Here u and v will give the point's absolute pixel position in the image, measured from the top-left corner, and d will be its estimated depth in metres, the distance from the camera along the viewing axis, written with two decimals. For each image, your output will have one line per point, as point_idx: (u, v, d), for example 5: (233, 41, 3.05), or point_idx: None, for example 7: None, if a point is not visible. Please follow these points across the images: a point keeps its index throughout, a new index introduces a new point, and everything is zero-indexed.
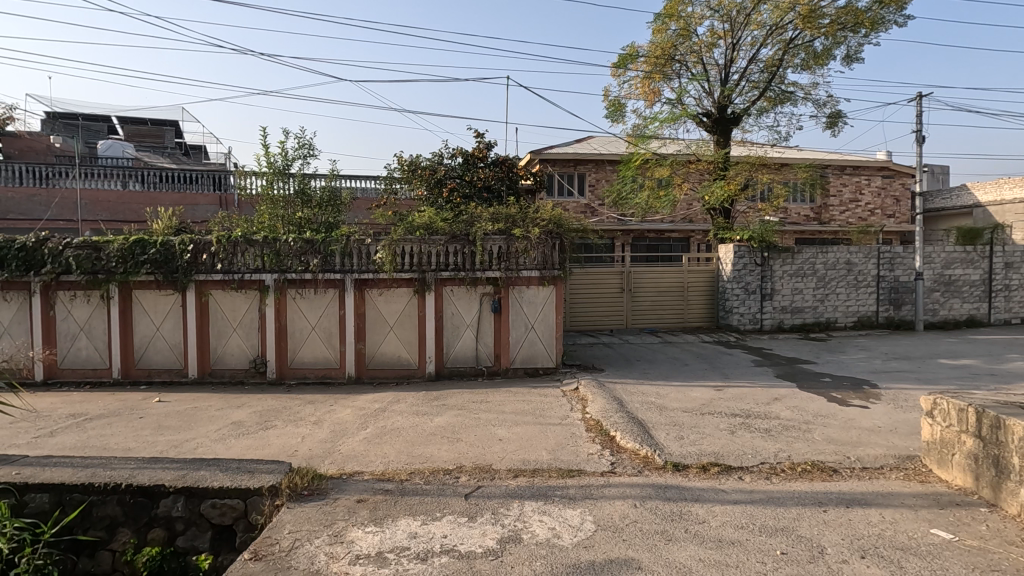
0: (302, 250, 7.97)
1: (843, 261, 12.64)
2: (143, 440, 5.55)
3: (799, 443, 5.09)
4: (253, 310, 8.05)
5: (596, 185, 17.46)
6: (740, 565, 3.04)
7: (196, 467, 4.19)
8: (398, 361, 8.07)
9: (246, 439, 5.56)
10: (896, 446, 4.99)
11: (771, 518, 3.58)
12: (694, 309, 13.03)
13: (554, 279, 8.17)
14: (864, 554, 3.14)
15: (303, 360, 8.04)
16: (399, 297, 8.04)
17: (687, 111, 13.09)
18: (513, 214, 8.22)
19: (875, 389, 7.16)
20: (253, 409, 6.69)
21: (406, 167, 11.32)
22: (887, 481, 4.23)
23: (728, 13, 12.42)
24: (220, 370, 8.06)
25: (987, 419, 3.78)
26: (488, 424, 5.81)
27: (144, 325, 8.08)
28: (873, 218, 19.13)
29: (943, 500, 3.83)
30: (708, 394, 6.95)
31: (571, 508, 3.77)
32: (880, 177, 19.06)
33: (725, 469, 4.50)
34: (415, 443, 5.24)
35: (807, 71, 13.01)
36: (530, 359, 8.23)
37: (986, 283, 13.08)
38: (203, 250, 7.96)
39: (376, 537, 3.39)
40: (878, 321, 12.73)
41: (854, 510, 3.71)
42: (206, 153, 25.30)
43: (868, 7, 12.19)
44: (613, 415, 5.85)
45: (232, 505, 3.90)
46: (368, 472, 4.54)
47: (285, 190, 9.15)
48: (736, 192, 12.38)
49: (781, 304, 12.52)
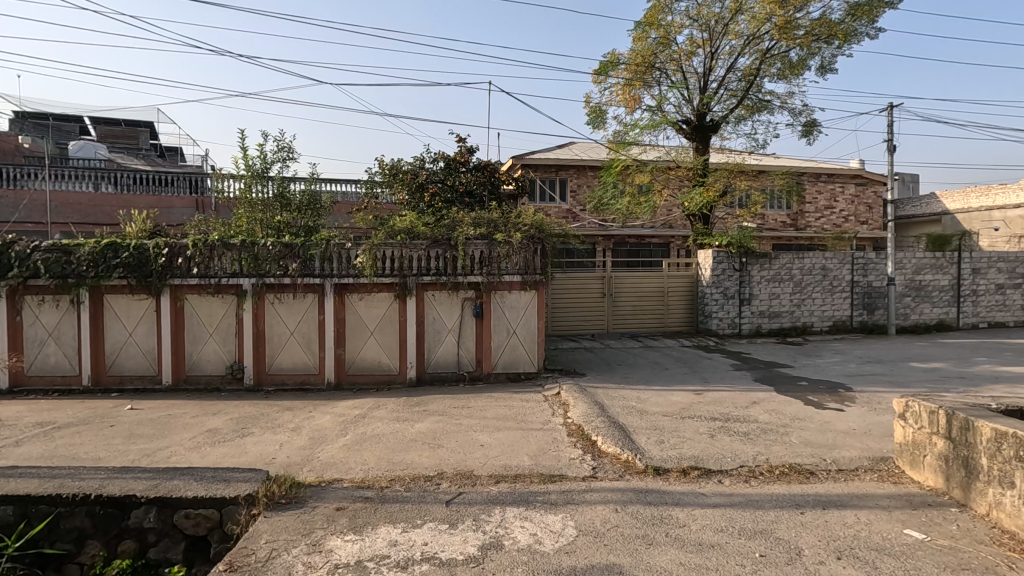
0: (281, 254, 7.86)
1: (819, 267, 12.89)
2: (113, 448, 5.39)
3: (777, 446, 5.17)
4: (230, 315, 7.90)
5: (578, 191, 17.65)
6: (720, 568, 3.07)
7: (169, 476, 4.08)
8: (379, 367, 7.99)
9: (223, 447, 5.44)
10: (871, 448, 5.08)
11: (750, 521, 3.62)
12: (674, 314, 13.13)
13: (537, 284, 8.21)
14: (840, 555, 3.19)
15: (281, 366, 7.92)
16: (380, 302, 7.96)
17: (667, 118, 13.27)
18: (495, 219, 8.22)
19: (850, 392, 7.32)
20: (229, 416, 6.56)
21: (388, 172, 11.25)
22: (862, 483, 4.31)
23: (707, 22, 12.64)
24: (195, 377, 7.90)
25: (957, 421, 3.87)
26: (469, 430, 5.77)
27: (115, 330, 7.88)
28: (846, 224, 19.61)
29: (916, 500, 3.92)
30: (689, 398, 7.02)
31: (553, 513, 3.77)
32: (853, 185, 19.54)
33: (705, 472, 4.54)
34: (396, 450, 5.19)
35: (783, 81, 13.29)
36: (511, 363, 8.22)
37: (954, 288, 13.47)
38: (179, 253, 7.80)
39: (356, 545, 3.34)
40: (852, 325, 13.02)
41: (831, 511, 3.78)
42: (183, 154, 25.04)
43: (841, 19, 12.50)
44: (595, 420, 5.87)
45: (207, 516, 3.81)
46: (347, 479, 4.47)
47: (264, 193, 9.02)
48: (715, 198, 12.51)
49: (760, 309, 12.73)
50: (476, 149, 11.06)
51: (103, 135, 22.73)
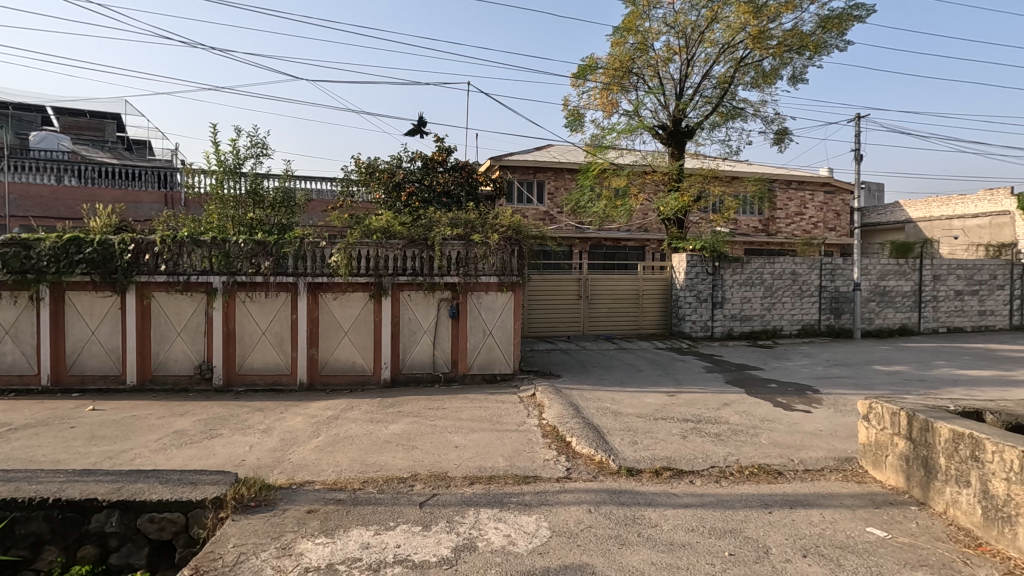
0: (253, 252, 7.71)
1: (789, 271, 13.20)
2: (74, 451, 5.21)
3: (747, 447, 5.27)
4: (199, 314, 7.71)
5: (555, 193, 17.74)
6: (691, 567, 3.11)
7: (133, 478, 3.97)
8: (353, 367, 7.89)
9: (190, 449, 5.30)
10: (836, 449, 5.22)
11: (720, 521, 3.69)
12: (649, 317, 13.27)
13: (513, 285, 8.21)
14: (806, 553, 3.27)
15: (252, 366, 7.76)
16: (355, 301, 7.87)
17: (644, 123, 13.42)
18: (472, 219, 8.19)
19: (817, 394, 7.52)
20: (197, 417, 6.39)
21: (364, 170, 11.13)
22: (828, 483, 4.43)
23: (683, 30, 12.85)
24: (161, 377, 7.68)
25: (917, 422, 4.00)
26: (444, 431, 5.75)
27: (77, 329, 7.61)
28: (815, 230, 20.11)
29: (878, 499, 4.05)
30: (662, 400, 7.12)
31: (526, 514, 3.78)
32: (823, 192, 20.08)
33: (677, 473, 4.61)
34: (369, 452, 5.13)
35: (757, 89, 13.57)
36: (487, 365, 8.21)
37: (916, 293, 13.95)
38: (145, 250, 7.58)
39: (327, 548, 3.29)
40: (820, 329, 13.37)
41: (797, 510, 3.87)
42: (151, 147, 24.40)
43: (812, 31, 12.84)
44: (570, 421, 5.90)
45: (171, 520, 3.71)
46: (319, 482, 4.41)
47: (236, 189, 8.83)
48: (690, 203, 12.69)
49: (731, 312, 12.96)
50: (455, 149, 11.03)
51: (66, 126, 21.98)
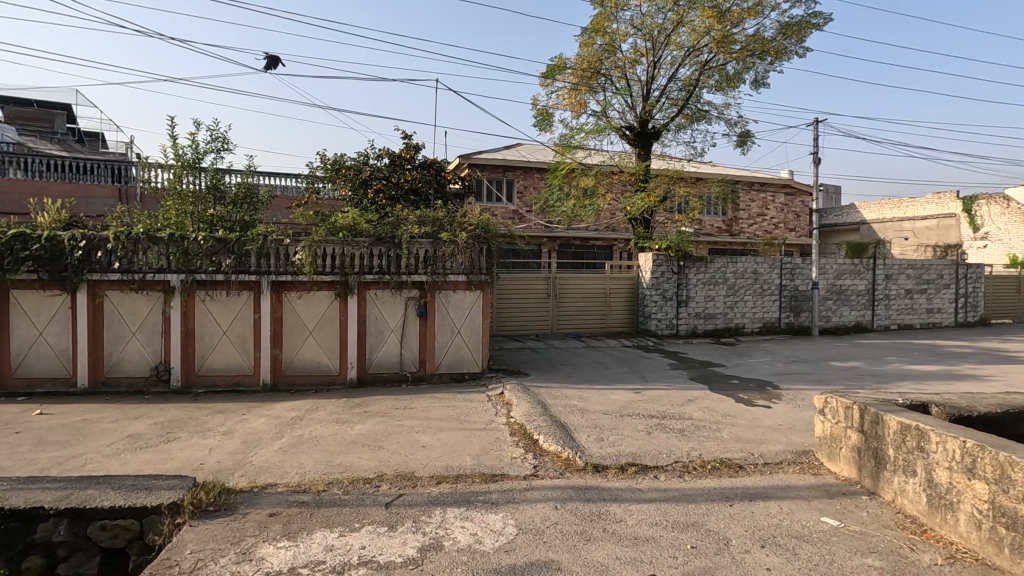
0: (213, 250, 7.49)
1: (751, 271, 13.57)
2: (19, 457, 4.96)
3: (709, 442, 5.40)
4: (156, 313, 7.44)
5: (524, 192, 17.78)
6: (654, 561, 3.17)
7: (83, 485, 3.80)
8: (318, 367, 7.74)
9: (146, 453, 5.12)
10: (794, 442, 5.40)
11: (683, 515, 3.76)
12: (616, 315, 13.45)
13: (481, 284, 8.21)
14: (764, 544, 3.37)
15: (212, 367, 7.54)
16: (320, 300, 7.73)
17: (611, 123, 13.57)
18: (440, 218, 8.14)
19: (776, 390, 7.75)
20: (153, 420, 6.17)
21: (330, 166, 10.92)
22: (786, 475, 4.58)
23: (650, 32, 13.05)
24: (115, 379, 7.38)
25: (868, 415, 4.17)
26: (411, 430, 5.71)
27: (24, 329, 7.26)
28: (776, 231, 20.72)
29: (832, 490, 4.20)
30: (628, 397, 7.22)
31: (493, 513, 3.78)
32: (783, 194, 20.70)
33: (642, 468, 4.69)
34: (335, 452, 5.05)
35: (720, 92, 13.88)
36: (455, 364, 8.18)
37: (870, 292, 14.52)
38: (97, 247, 7.28)
39: (290, 551, 3.23)
40: (780, 326, 13.79)
41: (756, 503, 3.98)
42: (104, 140, 23.41)
43: (773, 37, 13.20)
44: (537, 419, 5.93)
45: (125, 527, 3.59)
46: (282, 484, 4.31)
47: (195, 184, 8.56)
48: (655, 203, 12.90)
49: (696, 310, 13.24)
50: (423, 146, 10.93)
51: (11, 117, 20.88)
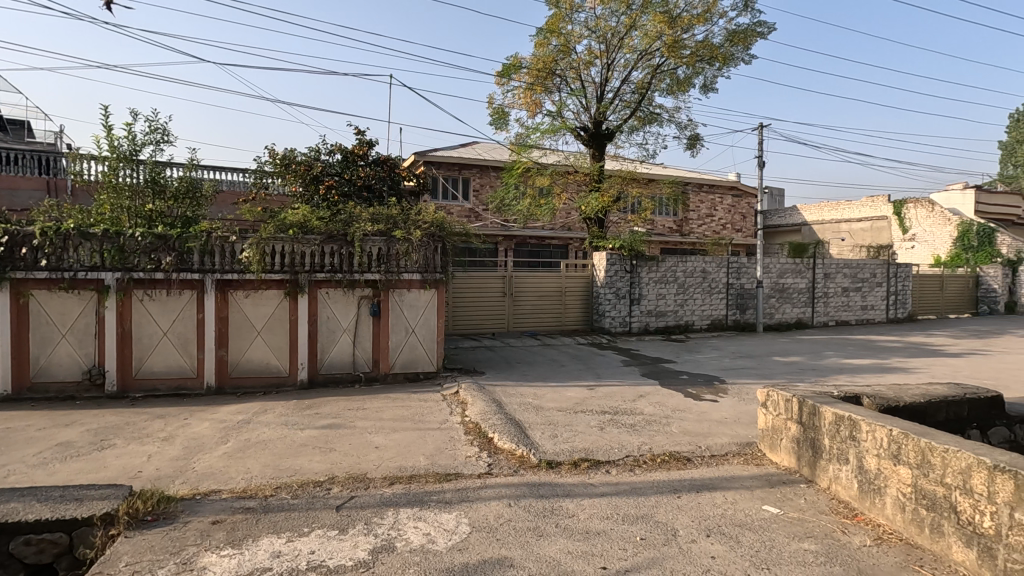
0: (152, 247, 7.13)
1: (700, 270, 14.01)
2: None
3: (659, 436, 5.55)
4: (89, 314, 7.02)
5: (480, 190, 17.75)
6: (604, 553, 3.23)
7: (3, 498, 3.54)
8: (266, 369, 7.50)
9: (77, 462, 4.82)
10: (739, 435, 5.62)
11: (633, 508, 3.85)
12: (571, 313, 13.62)
13: (436, 282, 8.15)
14: (709, 533, 3.49)
15: (151, 370, 7.18)
16: (268, 299, 7.48)
17: (566, 124, 13.72)
18: (394, 215, 8.02)
19: (723, 384, 8.04)
20: (86, 427, 5.83)
21: (279, 161, 10.58)
22: (731, 466, 4.76)
23: (604, 35, 13.26)
24: (43, 384, 6.93)
25: (806, 407, 4.38)
26: (364, 432, 5.61)
27: None
28: (724, 231, 21.48)
29: (773, 479, 4.40)
30: (582, 393, 7.33)
31: (446, 512, 3.76)
32: (731, 196, 21.47)
33: (594, 463, 4.77)
34: (283, 456, 4.91)
35: (671, 96, 14.25)
36: (410, 363, 8.09)
37: (810, 290, 15.26)
38: (21, 243, 6.80)
39: (234, 560, 3.12)
40: (727, 323, 14.31)
41: (702, 494, 4.12)
42: (31, 128, 21.87)
43: (721, 43, 13.66)
44: (492, 417, 5.94)
45: (52, 541, 3.36)
46: (226, 490, 4.16)
47: (132, 177, 8.12)
48: (609, 203, 13.14)
49: (648, 308, 13.57)
50: (376, 142, 10.75)
51: None
